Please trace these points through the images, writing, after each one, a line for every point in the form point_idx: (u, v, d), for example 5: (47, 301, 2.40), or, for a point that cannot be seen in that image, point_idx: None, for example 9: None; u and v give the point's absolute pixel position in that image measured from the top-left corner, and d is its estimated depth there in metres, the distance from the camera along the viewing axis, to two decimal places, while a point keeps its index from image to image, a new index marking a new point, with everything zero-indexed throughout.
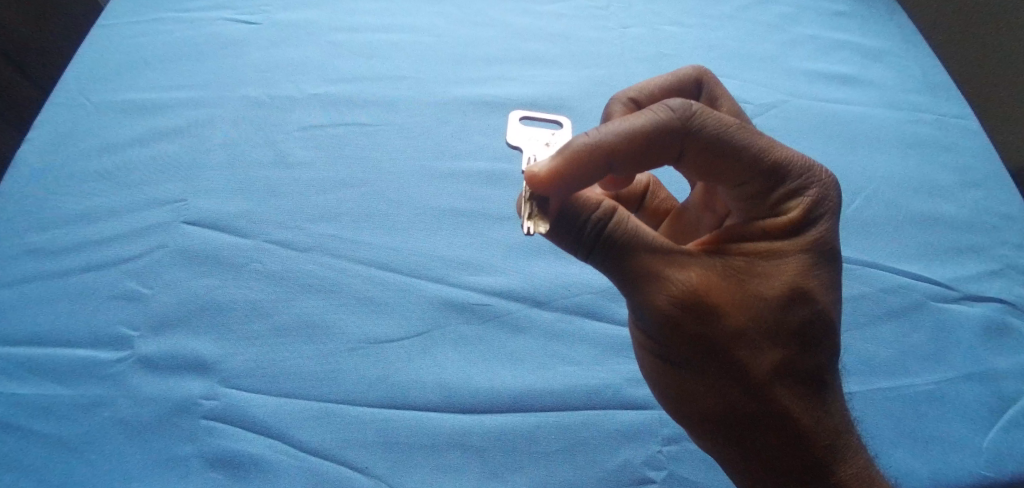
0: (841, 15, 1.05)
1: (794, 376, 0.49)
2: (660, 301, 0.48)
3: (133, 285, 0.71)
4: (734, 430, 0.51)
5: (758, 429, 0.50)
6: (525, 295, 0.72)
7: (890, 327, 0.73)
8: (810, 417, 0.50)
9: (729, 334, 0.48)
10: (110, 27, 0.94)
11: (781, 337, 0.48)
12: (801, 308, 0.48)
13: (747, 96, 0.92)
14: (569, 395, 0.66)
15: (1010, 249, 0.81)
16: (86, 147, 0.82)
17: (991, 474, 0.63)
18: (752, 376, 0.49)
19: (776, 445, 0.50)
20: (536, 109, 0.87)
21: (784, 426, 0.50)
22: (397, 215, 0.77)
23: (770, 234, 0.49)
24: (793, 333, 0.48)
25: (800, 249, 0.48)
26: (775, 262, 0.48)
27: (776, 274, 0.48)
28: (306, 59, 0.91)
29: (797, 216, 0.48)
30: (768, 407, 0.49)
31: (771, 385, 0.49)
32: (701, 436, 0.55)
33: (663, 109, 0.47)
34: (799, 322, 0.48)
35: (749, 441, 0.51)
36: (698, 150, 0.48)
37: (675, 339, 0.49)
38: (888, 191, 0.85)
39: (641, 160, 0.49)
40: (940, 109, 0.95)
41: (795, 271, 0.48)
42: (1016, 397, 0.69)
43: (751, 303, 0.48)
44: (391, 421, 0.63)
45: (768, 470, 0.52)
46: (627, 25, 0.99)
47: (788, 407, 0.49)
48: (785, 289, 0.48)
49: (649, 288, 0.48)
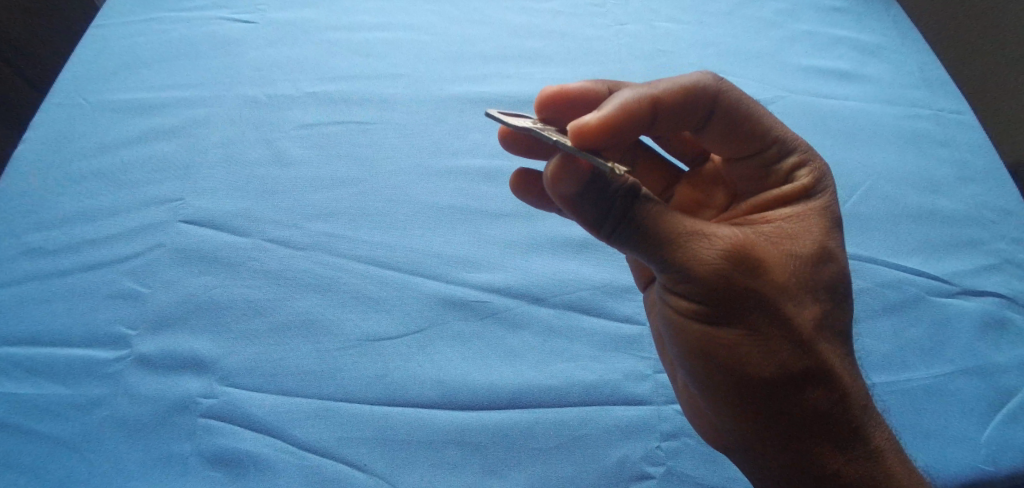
0: (837, 11, 1.06)
1: (830, 331, 0.50)
2: (710, 252, 0.46)
3: (131, 284, 0.70)
4: (784, 396, 0.48)
5: (804, 392, 0.48)
6: (524, 290, 0.71)
7: (890, 321, 0.72)
8: (847, 374, 0.50)
9: (775, 289, 0.48)
10: (110, 28, 0.95)
11: (817, 290, 0.50)
12: (831, 262, 0.51)
13: (745, 91, 0.92)
14: (571, 389, 0.65)
15: (1014, 241, 0.80)
16: (85, 147, 0.82)
17: (990, 468, 0.62)
18: (800, 331, 0.48)
19: (824, 407, 0.48)
20: (533, 106, 0.87)
21: (826, 386, 0.49)
22: (393, 212, 0.76)
23: (786, 201, 0.54)
24: (826, 287, 0.50)
25: (816, 211, 0.53)
26: (798, 223, 0.52)
27: (803, 232, 0.52)
28: (304, 59, 0.91)
29: (810, 183, 0.54)
30: (816, 365, 0.48)
31: (814, 342, 0.48)
32: (740, 418, 0.50)
33: (699, 74, 0.55)
34: (829, 277, 0.51)
35: (796, 408, 0.48)
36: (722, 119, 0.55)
37: (723, 295, 0.46)
38: (887, 185, 0.84)
39: (675, 117, 0.55)
40: (938, 103, 0.94)
41: (818, 229, 0.52)
42: (1016, 391, 0.68)
43: (788, 257, 0.50)
44: (391, 419, 0.62)
45: (813, 440, 0.49)
46: (624, 23, 0.99)
47: (830, 364, 0.49)
48: (814, 243, 0.51)
49: (697, 238, 0.46)
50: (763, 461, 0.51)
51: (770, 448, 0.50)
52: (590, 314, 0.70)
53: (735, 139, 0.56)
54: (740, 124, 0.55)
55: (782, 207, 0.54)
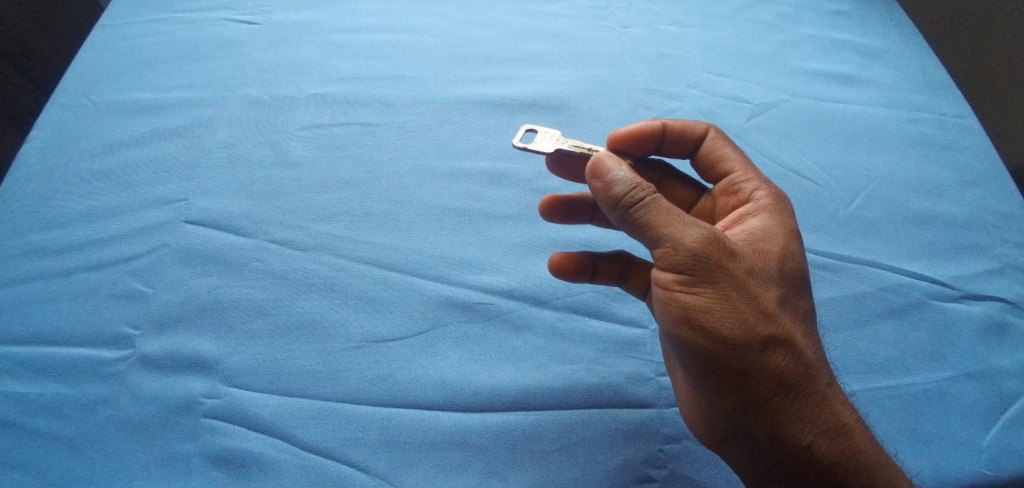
0: (839, 15, 1.06)
1: (795, 315, 0.52)
2: (695, 234, 0.50)
3: (134, 284, 0.70)
4: (759, 371, 0.50)
5: (776, 366, 0.50)
6: (526, 293, 0.71)
7: (891, 325, 0.72)
8: (816, 354, 0.52)
9: (749, 273, 0.51)
10: (113, 28, 0.95)
11: (781, 278, 0.53)
12: (793, 258, 0.55)
13: (747, 96, 0.92)
14: (574, 392, 0.65)
15: (1017, 244, 0.80)
16: (89, 147, 0.82)
17: (992, 472, 0.62)
18: (769, 309, 0.50)
19: (796, 382, 0.50)
20: (536, 109, 0.88)
21: (796, 363, 0.50)
22: (397, 214, 0.77)
23: (753, 213, 0.59)
24: (789, 278, 0.54)
25: (783, 220, 0.58)
26: (763, 227, 0.57)
27: (768, 235, 0.56)
28: (308, 60, 0.91)
29: (773, 198, 0.60)
30: (786, 341, 0.50)
31: (784, 322, 0.51)
32: (722, 396, 0.51)
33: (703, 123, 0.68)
34: (792, 270, 0.54)
35: (770, 381, 0.50)
36: (698, 162, 0.68)
37: (703, 273, 0.49)
38: (889, 189, 0.84)
39: (677, 146, 0.68)
40: (940, 108, 0.94)
41: (782, 232, 0.57)
42: (1018, 396, 0.67)
43: (755, 253, 0.53)
44: (394, 420, 0.62)
45: (786, 413, 0.50)
46: (627, 25, 0.99)
47: (799, 342, 0.51)
48: (779, 244, 0.55)
49: (683, 222, 0.50)
50: (749, 443, 0.52)
51: (751, 425, 0.51)
52: (592, 317, 0.70)
53: (708, 179, 0.67)
54: (708, 162, 0.66)
55: (753, 218, 0.58)
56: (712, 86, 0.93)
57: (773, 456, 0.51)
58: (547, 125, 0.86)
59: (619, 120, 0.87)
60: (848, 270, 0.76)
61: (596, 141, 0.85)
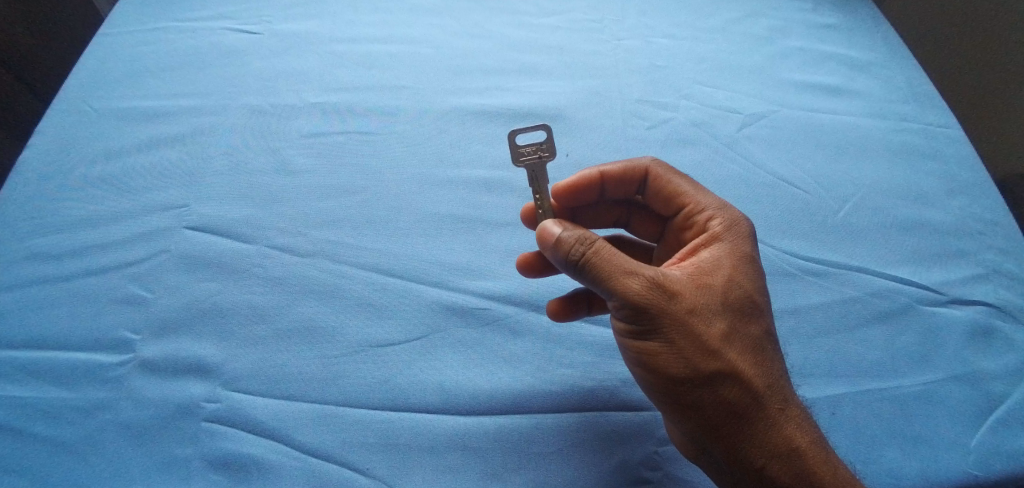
0: (827, 28, 1.09)
1: (741, 346, 0.57)
2: (640, 280, 0.55)
3: (135, 289, 0.71)
4: (705, 405, 0.56)
5: (718, 397, 0.56)
6: (522, 299, 0.72)
7: (879, 330, 0.73)
8: (764, 382, 0.57)
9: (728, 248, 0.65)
10: (113, 37, 0.97)
11: (728, 309, 0.58)
12: (740, 287, 0.59)
13: (737, 106, 0.94)
14: (568, 395, 0.66)
15: (1002, 250, 0.82)
16: (90, 153, 0.83)
17: (981, 473, 0.64)
18: (714, 346, 0.56)
19: (740, 411, 0.56)
20: (533, 118, 0.89)
21: (741, 390, 0.56)
22: (397, 221, 0.78)
23: None
24: (735, 307, 0.58)
25: None
26: (714, 258, 0.61)
27: (717, 268, 0.60)
28: (309, 69, 0.93)
29: (729, 224, 0.64)
30: (729, 374, 0.56)
31: (734, 336, 0.57)
32: (682, 421, 0.58)
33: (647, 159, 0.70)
34: (736, 299, 0.59)
35: (714, 410, 0.56)
36: (651, 198, 0.71)
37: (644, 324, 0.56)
38: (876, 198, 0.86)
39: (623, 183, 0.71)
40: (925, 118, 0.96)
41: (731, 261, 0.61)
42: (1005, 398, 0.69)
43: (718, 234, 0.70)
44: (393, 422, 0.63)
45: (733, 437, 0.56)
46: (621, 38, 1.01)
47: (743, 373, 0.56)
48: (724, 275, 0.59)
49: (629, 271, 0.56)
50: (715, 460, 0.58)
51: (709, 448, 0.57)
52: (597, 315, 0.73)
53: (676, 206, 0.68)
54: (665, 195, 0.69)
55: None
56: (703, 97, 0.95)
57: (736, 475, 0.57)
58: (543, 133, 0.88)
59: (612, 129, 0.89)
60: (836, 276, 0.78)
61: (592, 150, 0.87)
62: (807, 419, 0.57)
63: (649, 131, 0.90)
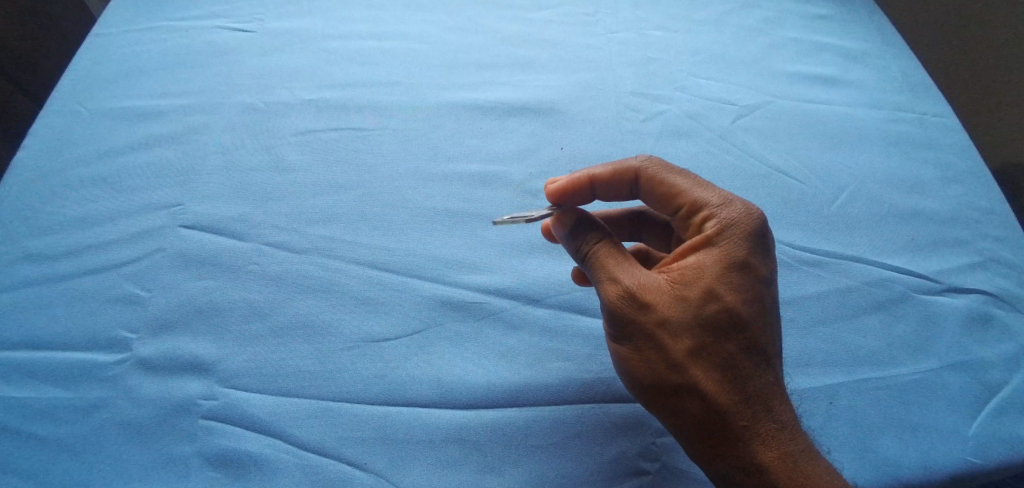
0: (821, 18, 1.08)
1: (714, 360, 0.57)
2: (611, 291, 0.59)
3: (132, 288, 0.71)
4: (673, 411, 0.58)
5: (685, 407, 0.57)
6: (518, 293, 0.72)
7: (876, 319, 0.73)
8: (735, 399, 0.56)
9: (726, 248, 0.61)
10: (106, 37, 0.96)
11: (703, 321, 0.57)
12: (720, 299, 0.58)
13: (733, 98, 0.94)
14: (567, 388, 0.66)
15: (998, 239, 0.82)
16: (85, 153, 0.83)
17: (978, 460, 0.64)
18: (681, 357, 0.57)
19: (705, 423, 0.57)
20: (527, 113, 0.89)
21: (708, 403, 0.57)
22: (391, 217, 0.78)
23: None
24: (713, 320, 0.57)
25: None
26: (698, 266, 0.59)
27: (697, 277, 0.58)
28: (302, 66, 0.93)
29: (722, 227, 0.60)
30: (696, 386, 0.57)
31: (708, 348, 0.57)
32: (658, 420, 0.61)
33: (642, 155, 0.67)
34: (714, 312, 0.57)
35: (681, 418, 0.58)
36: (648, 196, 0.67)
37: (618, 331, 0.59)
38: (873, 188, 0.86)
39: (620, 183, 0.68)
40: (921, 108, 0.96)
41: (716, 269, 0.58)
42: (1002, 385, 0.69)
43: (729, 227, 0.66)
44: (391, 418, 0.63)
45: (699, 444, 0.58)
46: (614, 31, 1.01)
47: (712, 387, 0.57)
48: (703, 285, 0.58)
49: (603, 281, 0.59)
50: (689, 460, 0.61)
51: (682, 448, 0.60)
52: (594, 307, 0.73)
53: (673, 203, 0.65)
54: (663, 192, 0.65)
55: None
56: (698, 89, 0.95)
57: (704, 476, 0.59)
58: (538, 127, 0.88)
59: (607, 122, 0.89)
60: (834, 266, 0.78)
61: (587, 144, 0.87)
62: (782, 436, 0.56)
63: (644, 123, 0.90)
